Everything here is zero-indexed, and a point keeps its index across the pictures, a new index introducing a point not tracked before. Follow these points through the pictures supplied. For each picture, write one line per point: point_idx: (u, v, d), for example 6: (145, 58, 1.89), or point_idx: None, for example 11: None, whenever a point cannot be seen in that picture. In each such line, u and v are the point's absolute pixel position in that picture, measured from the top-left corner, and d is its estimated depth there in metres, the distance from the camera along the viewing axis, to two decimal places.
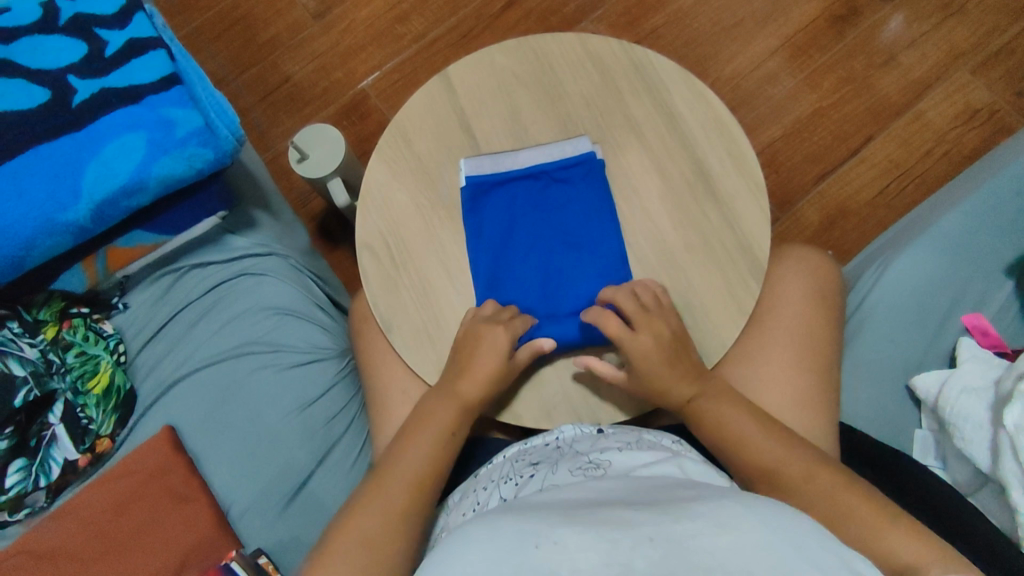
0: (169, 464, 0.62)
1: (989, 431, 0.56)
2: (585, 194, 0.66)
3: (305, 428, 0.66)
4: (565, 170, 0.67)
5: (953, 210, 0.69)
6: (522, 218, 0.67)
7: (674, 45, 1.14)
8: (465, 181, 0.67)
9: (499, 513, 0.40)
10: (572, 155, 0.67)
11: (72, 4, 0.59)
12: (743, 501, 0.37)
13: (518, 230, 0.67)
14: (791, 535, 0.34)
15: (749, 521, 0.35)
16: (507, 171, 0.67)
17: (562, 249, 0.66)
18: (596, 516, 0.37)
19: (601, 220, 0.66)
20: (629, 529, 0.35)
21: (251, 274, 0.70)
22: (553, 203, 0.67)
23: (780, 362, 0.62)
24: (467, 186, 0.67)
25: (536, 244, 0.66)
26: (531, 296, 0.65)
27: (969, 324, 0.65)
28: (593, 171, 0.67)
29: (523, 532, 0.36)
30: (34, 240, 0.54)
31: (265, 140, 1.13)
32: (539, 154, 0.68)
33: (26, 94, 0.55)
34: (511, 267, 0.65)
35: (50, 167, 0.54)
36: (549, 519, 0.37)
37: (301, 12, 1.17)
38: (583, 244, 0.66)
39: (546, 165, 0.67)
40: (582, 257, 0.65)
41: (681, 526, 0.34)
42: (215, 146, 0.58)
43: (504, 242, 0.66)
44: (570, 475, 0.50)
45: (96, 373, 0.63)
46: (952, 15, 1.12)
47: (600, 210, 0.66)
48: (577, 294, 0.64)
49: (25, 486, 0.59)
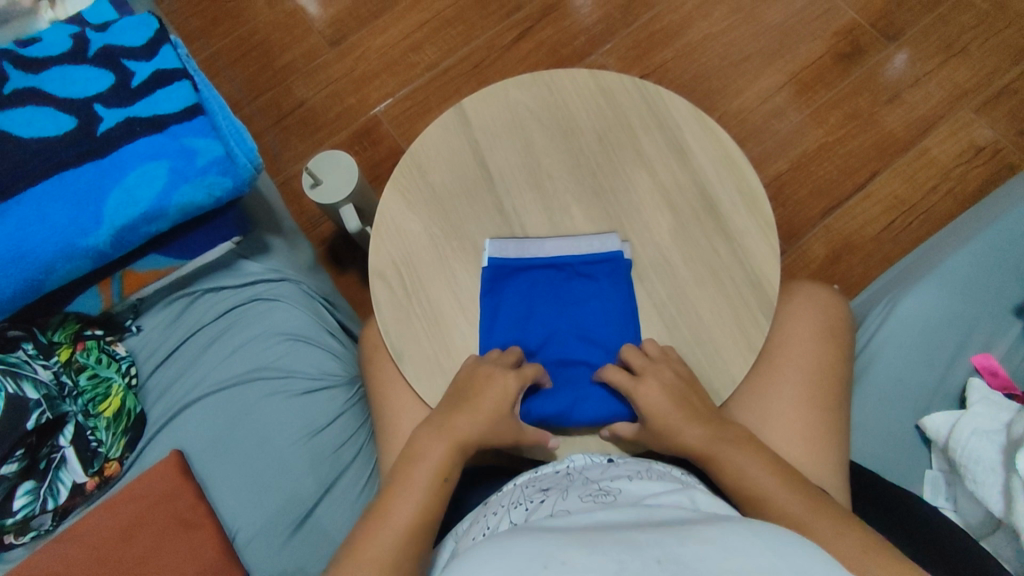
0: (177, 488, 0.61)
1: (1001, 475, 0.55)
2: (606, 292, 0.65)
3: (313, 456, 0.66)
4: (590, 266, 0.66)
5: (961, 250, 0.69)
6: (540, 308, 0.66)
7: (683, 78, 1.16)
8: (487, 262, 0.67)
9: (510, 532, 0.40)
10: (600, 251, 0.66)
11: (101, 37, 0.61)
12: (750, 527, 0.37)
13: (535, 320, 0.66)
14: (798, 561, 0.34)
15: (755, 544, 0.35)
16: (531, 258, 0.67)
17: (578, 344, 0.64)
18: (607, 537, 0.37)
19: (615, 276, 0.65)
20: (639, 548, 0.35)
21: (263, 300, 0.71)
22: (571, 296, 0.66)
23: (789, 398, 0.62)
24: (488, 268, 0.66)
25: (553, 333, 0.65)
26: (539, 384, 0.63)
27: (979, 364, 0.65)
28: (619, 269, 0.65)
29: (533, 553, 0.36)
30: (54, 264, 0.55)
31: (278, 165, 1.15)
32: (566, 245, 0.67)
33: (54, 122, 0.56)
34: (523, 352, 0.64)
35: (73, 194, 0.55)
36: (559, 540, 0.37)
37: (317, 39, 1.20)
38: (599, 336, 0.64)
39: (572, 258, 0.66)
40: (600, 354, 0.64)
41: (688, 550, 0.35)
42: (234, 175, 0.59)
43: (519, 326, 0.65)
44: (580, 501, 0.49)
45: (107, 397, 0.63)
46: (955, 54, 1.14)
47: (618, 275, 0.65)
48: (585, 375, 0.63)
49: (32, 510, 0.59)
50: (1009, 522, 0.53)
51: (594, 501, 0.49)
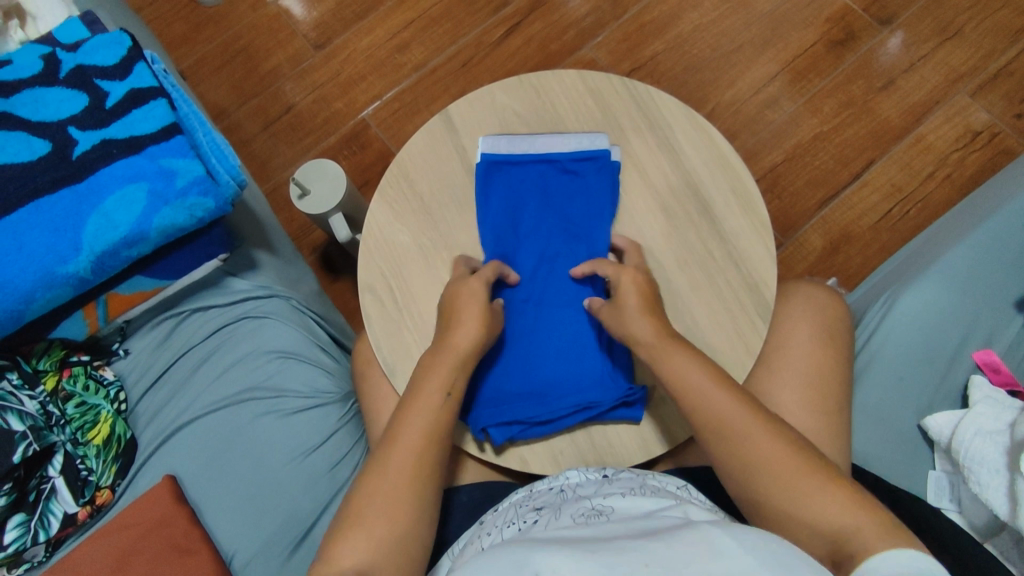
0: (171, 515, 0.60)
1: (1005, 476, 0.55)
2: (592, 189, 0.67)
3: (309, 475, 0.65)
4: (578, 163, 0.67)
5: (959, 244, 0.68)
6: (528, 204, 0.68)
7: (674, 71, 1.14)
8: (480, 159, 0.68)
9: (496, 551, 0.41)
10: (589, 149, 0.67)
11: (73, 57, 0.59)
12: (728, 528, 0.38)
13: (523, 213, 0.68)
14: (773, 556, 0.35)
15: (732, 545, 0.36)
16: (523, 154, 0.68)
17: (561, 237, 0.67)
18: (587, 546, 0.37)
19: (602, 217, 0.66)
20: (619, 555, 0.35)
21: (252, 318, 0.69)
22: (559, 194, 0.68)
23: (790, 402, 0.61)
24: (482, 163, 0.67)
25: (540, 233, 0.68)
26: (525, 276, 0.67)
27: (981, 360, 0.64)
28: (605, 167, 0.66)
29: (518, 561, 0.37)
30: (33, 293, 0.54)
31: (266, 172, 1.13)
32: (557, 141, 0.68)
33: (27, 147, 0.55)
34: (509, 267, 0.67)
35: (50, 221, 0.53)
36: (548, 548, 0.37)
37: (301, 42, 1.18)
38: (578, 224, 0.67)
39: (562, 154, 0.68)
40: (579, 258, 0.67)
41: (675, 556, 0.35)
42: (216, 195, 0.58)
43: (508, 230, 0.67)
44: (571, 520, 0.48)
45: (96, 423, 0.62)
46: (950, 38, 1.12)
47: (603, 210, 0.66)
48: (567, 299, 0.65)
49: (23, 543, 0.58)
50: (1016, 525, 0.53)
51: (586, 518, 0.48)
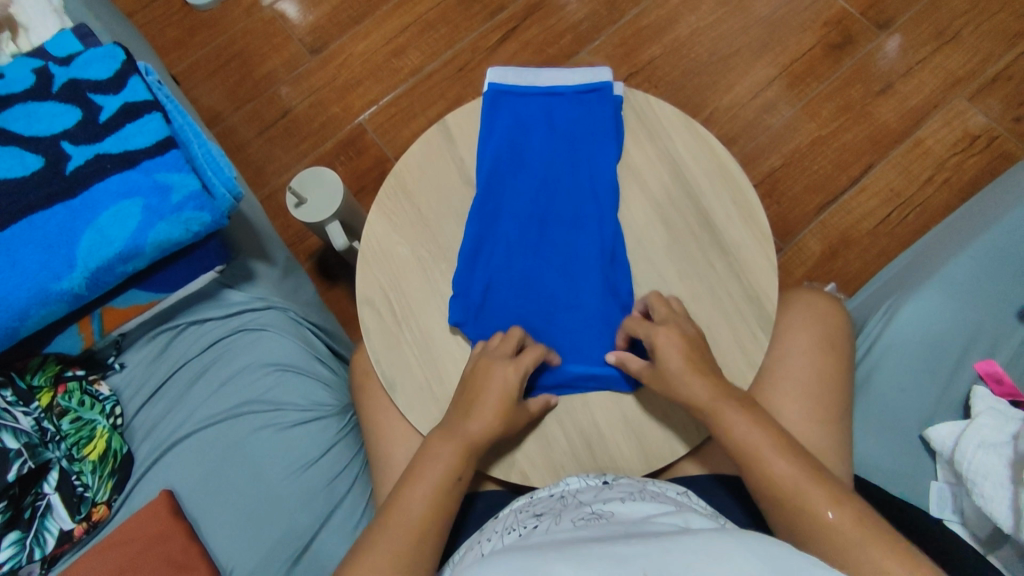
0: (168, 532, 0.60)
1: (1009, 489, 0.54)
2: (593, 114, 0.68)
3: (308, 489, 0.64)
4: (582, 95, 0.69)
5: (960, 253, 0.68)
6: (531, 126, 0.69)
7: (672, 76, 1.13)
8: (486, 89, 0.70)
9: (497, 555, 0.40)
10: (591, 81, 0.69)
11: (66, 70, 0.59)
12: (736, 534, 0.37)
13: (526, 129, 0.69)
14: (782, 562, 0.34)
15: (738, 549, 0.35)
16: (528, 86, 0.70)
17: (562, 126, 0.69)
18: (590, 551, 0.37)
19: (607, 135, 0.67)
20: (623, 560, 0.35)
21: (250, 330, 0.69)
22: (563, 119, 0.69)
23: (792, 413, 0.61)
24: (488, 100, 0.69)
25: (548, 161, 0.68)
26: (529, 200, 0.67)
27: (982, 371, 0.64)
28: (606, 98, 0.69)
29: (515, 568, 0.37)
30: (27, 310, 0.53)
31: (262, 178, 1.13)
32: (561, 76, 0.70)
33: (20, 162, 0.54)
34: (514, 170, 0.68)
35: (44, 237, 0.53)
36: (544, 554, 0.37)
37: (297, 48, 1.17)
38: (578, 129, 0.69)
39: (566, 87, 0.70)
40: (582, 166, 0.68)
41: (672, 559, 0.34)
42: (212, 209, 0.57)
43: (510, 155, 0.68)
44: (572, 524, 0.48)
45: (92, 439, 0.62)
46: (948, 41, 1.12)
47: (605, 134, 0.67)
48: (571, 207, 0.67)
49: (19, 561, 0.57)
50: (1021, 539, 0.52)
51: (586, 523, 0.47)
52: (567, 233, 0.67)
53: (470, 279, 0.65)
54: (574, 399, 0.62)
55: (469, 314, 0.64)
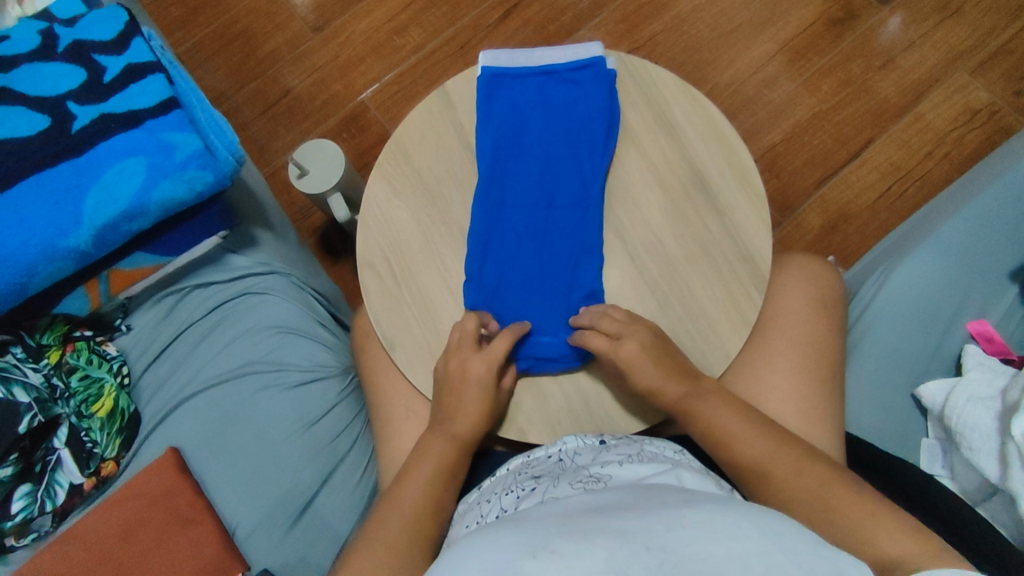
0: (174, 487, 0.61)
1: (996, 441, 0.55)
2: (589, 92, 0.68)
3: (310, 448, 0.66)
4: (576, 72, 0.69)
5: (954, 216, 0.68)
6: (529, 111, 0.69)
7: (673, 51, 1.14)
8: (481, 73, 0.70)
9: (502, 524, 0.41)
10: (584, 59, 0.69)
11: (71, 32, 0.60)
12: (740, 512, 0.37)
13: (524, 114, 0.69)
14: (786, 541, 0.35)
15: (742, 528, 0.35)
16: (521, 68, 0.70)
17: (561, 109, 0.69)
18: (592, 524, 0.38)
19: (604, 114, 0.67)
20: (626, 537, 0.36)
21: (253, 293, 0.70)
22: (560, 101, 0.69)
23: (785, 371, 0.62)
24: (483, 82, 0.69)
25: (547, 145, 0.68)
26: (531, 186, 0.67)
27: (974, 331, 0.65)
28: (601, 74, 0.68)
29: (519, 540, 0.37)
30: (36, 266, 0.54)
31: (265, 156, 1.14)
32: (553, 55, 0.70)
33: (26, 121, 0.55)
34: (515, 155, 0.68)
35: (51, 194, 0.54)
36: (548, 529, 0.38)
37: (299, 26, 1.17)
38: (576, 110, 0.68)
39: (559, 65, 0.69)
40: (583, 147, 0.67)
41: (675, 536, 0.35)
42: (214, 169, 0.58)
43: (510, 135, 0.68)
44: (571, 489, 0.49)
45: (99, 397, 0.63)
46: (950, 16, 1.11)
47: (601, 109, 0.67)
48: (575, 188, 0.66)
49: (31, 512, 0.59)
50: (1005, 488, 0.53)
51: (584, 487, 0.49)
52: (571, 213, 0.66)
53: (483, 263, 0.65)
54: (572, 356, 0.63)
55: (483, 298, 0.64)
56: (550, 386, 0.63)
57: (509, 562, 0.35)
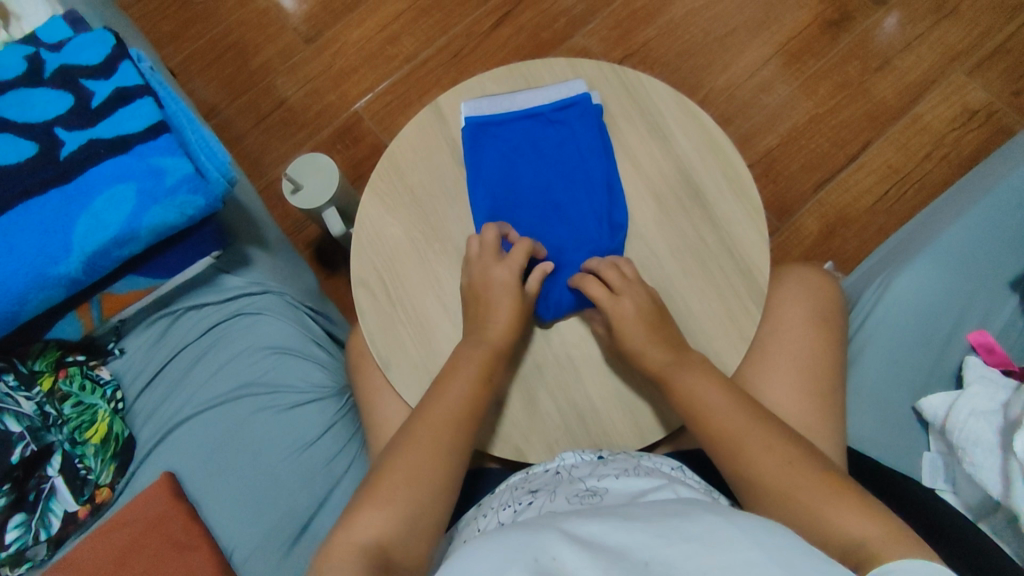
0: (170, 511, 0.61)
1: (998, 457, 0.55)
2: (579, 132, 0.67)
3: (307, 470, 0.65)
4: (560, 111, 0.68)
5: (953, 225, 0.68)
6: (520, 157, 0.68)
7: (668, 57, 1.13)
8: (465, 123, 0.68)
9: (501, 534, 0.41)
10: (568, 97, 0.68)
11: (58, 57, 0.59)
12: (738, 521, 0.37)
13: (516, 161, 0.68)
14: (783, 551, 0.34)
15: (740, 539, 0.35)
16: (505, 113, 0.68)
17: (552, 151, 0.68)
18: (590, 535, 0.38)
19: (597, 154, 0.66)
20: (626, 548, 0.35)
21: (247, 314, 0.69)
22: (550, 143, 0.68)
23: (786, 386, 0.61)
24: (468, 129, 0.68)
25: (542, 190, 0.67)
26: (530, 232, 0.66)
27: (975, 341, 0.64)
28: (587, 111, 0.67)
29: (519, 549, 0.37)
30: (27, 295, 0.54)
31: (259, 169, 1.13)
32: (537, 96, 0.69)
33: (14, 148, 0.55)
34: (513, 198, 0.67)
35: (40, 222, 0.54)
36: (547, 538, 0.38)
37: (291, 36, 1.17)
38: (566, 152, 0.68)
39: (543, 106, 0.68)
40: (579, 186, 0.67)
41: (675, 547, 0.35)
42: (205, 193, 0.58)
43: (504, 182, 0.67)
44: (567, 503, 0.49)
45: (93, 423, 0.63)
46: (946, 16, 1.11)
47: (593, 148, 0.67)
48: (572, 231, 0.66)
49: (25, 542, 0.59)
50: (1008, 505, 0.53)
51: (581, 501, 0.48)
52: (572, 254, 0.65)
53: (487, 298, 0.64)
54: (569, 371, 0.63)
55: None
56: (545, 401, 0.62)
57: (510, 571, 0.35)
